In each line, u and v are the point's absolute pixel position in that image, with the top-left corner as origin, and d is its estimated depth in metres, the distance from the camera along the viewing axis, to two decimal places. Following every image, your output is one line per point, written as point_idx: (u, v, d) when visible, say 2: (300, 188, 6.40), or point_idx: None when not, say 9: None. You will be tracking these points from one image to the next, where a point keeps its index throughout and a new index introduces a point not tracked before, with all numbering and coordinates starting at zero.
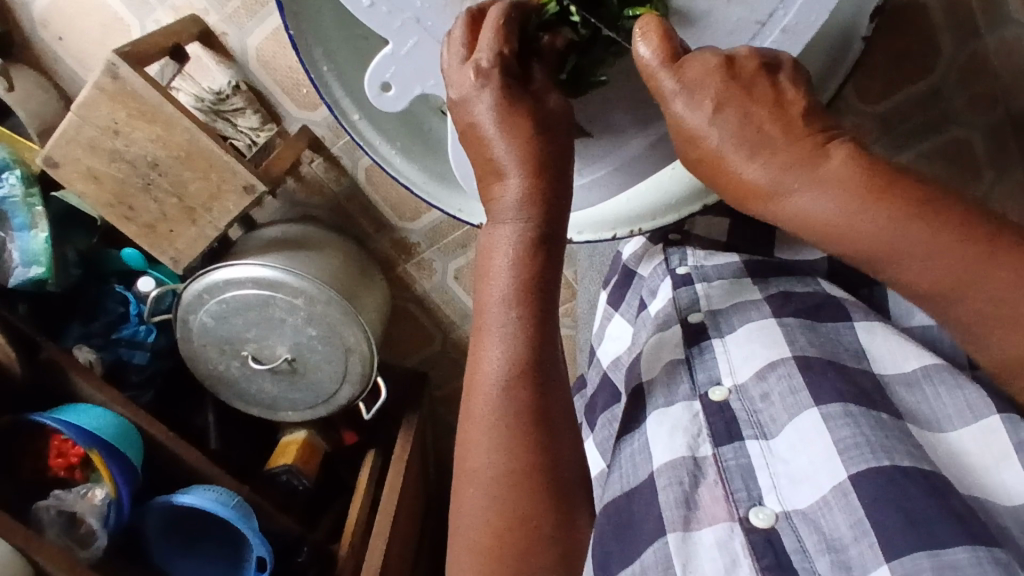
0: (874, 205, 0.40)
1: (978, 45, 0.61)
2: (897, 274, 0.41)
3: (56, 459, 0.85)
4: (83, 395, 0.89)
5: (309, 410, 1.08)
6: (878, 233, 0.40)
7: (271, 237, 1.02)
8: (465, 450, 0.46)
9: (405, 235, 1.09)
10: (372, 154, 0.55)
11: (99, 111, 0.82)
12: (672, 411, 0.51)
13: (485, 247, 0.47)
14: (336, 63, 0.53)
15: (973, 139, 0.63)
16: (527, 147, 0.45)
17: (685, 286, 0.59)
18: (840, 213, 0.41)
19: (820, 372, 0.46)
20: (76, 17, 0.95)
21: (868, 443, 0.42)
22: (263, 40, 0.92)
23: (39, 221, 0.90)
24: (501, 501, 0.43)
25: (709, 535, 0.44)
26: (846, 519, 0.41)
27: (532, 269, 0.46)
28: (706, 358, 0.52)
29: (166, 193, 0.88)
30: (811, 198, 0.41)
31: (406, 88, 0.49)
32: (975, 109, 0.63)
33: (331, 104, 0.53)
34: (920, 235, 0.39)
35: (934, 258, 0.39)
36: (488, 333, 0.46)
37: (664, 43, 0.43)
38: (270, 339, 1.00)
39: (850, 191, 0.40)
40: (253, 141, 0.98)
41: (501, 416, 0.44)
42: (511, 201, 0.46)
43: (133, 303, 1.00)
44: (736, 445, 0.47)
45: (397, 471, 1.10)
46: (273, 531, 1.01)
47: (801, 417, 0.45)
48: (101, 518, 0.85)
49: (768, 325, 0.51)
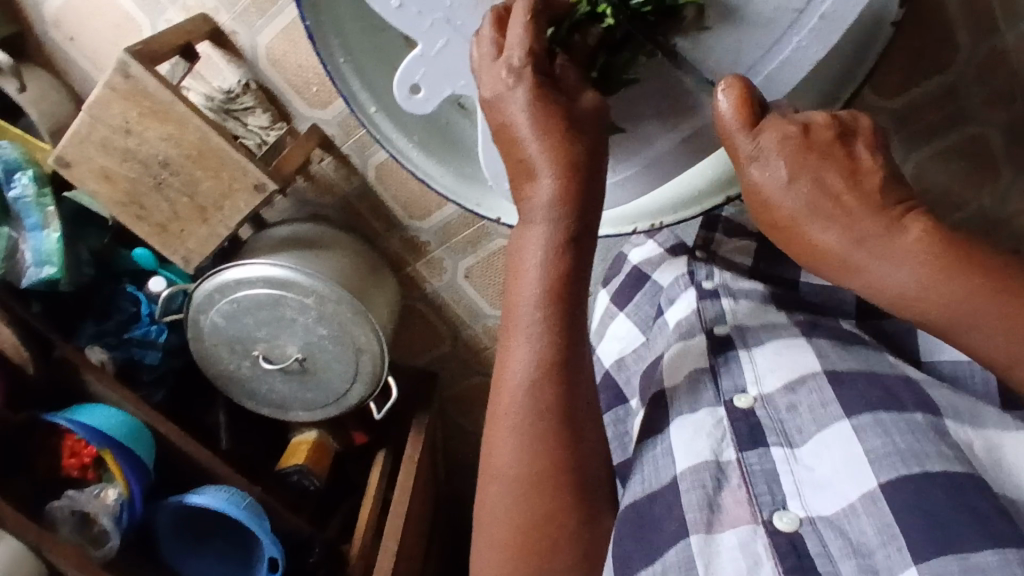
0: (907, 247, 0.42)
1: (1000, 40, 0.61)
2: (926, 318, 0.42)
3: (69, 459, 0.86)
4: (96, 394, 0.89)
5: (320, 409, 1.08)
6: (901, 275, 0.42)
7: (283, 237, 1.01)
8: (490, 447, 0.47)
9: (415, 233, 1.09)
10: (390, 148, 0.56)
11: (112, 110, 0.82)
12: (696, 416, 0.51)
13: (516, 247, 0.47)
14: (354, 55, 0.52)
15: (990, 137, 0.65)
16: (558, 145, 0.44)
17: (710, 299, 0.60)
18: (867, 253, 0.43)
19: (852, 388, 0.47)
20: (88, 17, 0.95)
21: (901, 453, 0.43)
22: (273, 38, 0.91)
23: (51, 220, 0.89)
24: (525, 496, 0.45)
25: (731, 538, 0.44)
26: (873, 523, 0.41)
27: (560, 272, 0.45)
28: (732, 366, 0.53)
29: (178, 192, 0.88)
30: (843, 235, 0.44)
31: (435, 89, 0.49)
32: (993, 107, 0.64)
33: (350, 99, 0.53)
34: (950, 281, 0.41)
35: (963, 305, 0.41)
36: (516, 333, 0.46)
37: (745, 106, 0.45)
38: (282, 338, 1.00)
39: (927, 260, 0.42)
40: (263, 139, 0.99)
41: (527, 416, 0.45)
42: (544, 200, 0.45)
43: (144, 303, 1.00)
44: (761, 451, 0.48)
45: (408, 472, 1.10)
46: (285, 529, 1.00)
47: (830, 429, 0.46)
48: (114, 517, 0.86)
49: (797, 343, 0.52)
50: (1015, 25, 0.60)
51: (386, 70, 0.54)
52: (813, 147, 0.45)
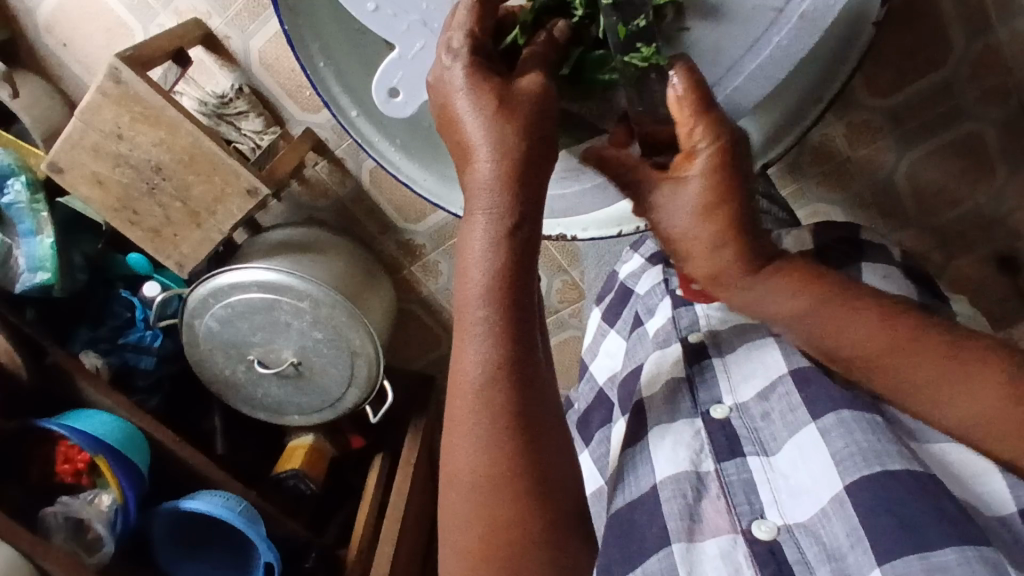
0: (812, 290, 0.45)
1: (994, 35, 0.69)
2: (842, 349, 0.44)
3: (63, 466, 0.85)
4: (89, 400, 0.89)
5: (315, 413, 1.08)
6: (812, 311, 0.45)
7: (277, 241, 1.01)
8: (446, 453, 0.43)
9: (409, 237, 1.09)
10: (372, 151, 0.54)
11: (104, 115, 0.82)
12: (674, 427, 0.51)
13: (460, 241, 0.43)
14: (333, 59, 0.52)
15: (985, 133, 0.75)
16: (500, 127, 0.42)
17: (685, 307, 0.59)
18: (778, 292, 0.46)
19: (819, 386, 0.47)
20: (81, 23, 0.95)
21: (862, 451, 0.42)
22: (265, 43, 0.92)
23: (45, 227, 0.90)
24: (487, 505, 0.41)
25: (712, 547, 0.44)
26: (843, 527, 0.41)
27: (506, 261, 0.42)
28: (708, 378, 0.53)
29: (171, 197, 0.88)
30: (757, 275, 0.46)
31: (413, 92, 0.49)
32: (988, 105, 0.73)
33: (329, 101, 0.52)
34: (860, 321, 0.44)
35: (867, 337, 0.43)
36: (465, 332, 0.42)
37: (692, 111, 0.44)
38: (276, 342, 1.00)
39: (865, 340, 0.43)
40: (257, 144, 0.97)
41: (481, 417, 0.41)
42: (484, 188, 0.42)
43: (138, 308, 1.00)
44: (738, 461, 0.47)
45: (404, 475, 1.09)
46: (280, 535, 1.00)
47: (799, 433, 0.46)
48: (108, 524, 0.86)
49: (765, 343, 0.52)
50: (1006, 23, 0.67)
51: (366, 72, 0.53)
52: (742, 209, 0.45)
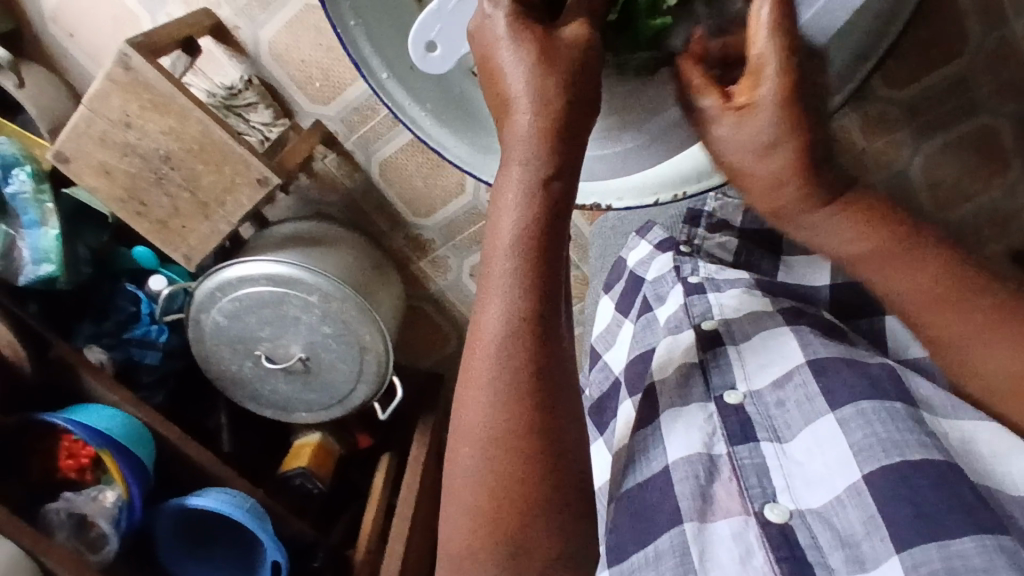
0: (876, 229, 0.49)
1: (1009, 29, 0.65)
2: (901, 287, 0.48)
3: (66, 461, 0.84)
4: (94, 394, 0.87)
5: (323, 411, 1.06)
6: (877, 246, 0.49)
7: (286, 235, 1.00)
8: (460, 406, 0.42)
9: (419, 231, 1.07)
10: (404, 118, 0.49)
11: (111, 103, 0.81)
12: (687, 411, 0.52)
13: (494, 194, 0.42)
14: (364, 18, 0.47)
15: (1001, 127, 0.69)
16: (541, 79, 0.40)
17: (698, 295, 0.59)
18: (848, 228, 0.49)
19: (835, 377, 0.48)
20: (88, 13, 0.94)
21: (882, 442, 0.44)
22: (278, 31, 0.90)
23: (49, 217, 0.88)
24: (497, 462, 0.40)
25: (725, 528, 0.46)
26: (859, 516, 0.43)
27: (539, 218, 0.41)
28: (722, 363, 0.54)
29: (180, 187, 0.86)
30: (821, 217, 0.49)
31: (453, 48, 0.45)
32: (1004, 99, 0.68)
33: (360, 64, 0.47)
34: (922, 269, 0.47)
35: (930, 281, 0.47)
36: (490, 286, 0.42)
37: (782, 95, 0.43)
38: (285, 338, 0.98)
39: (911, 284, 0.48)
40: (266, 136, 0.98)
41: (500, 373, 0.41)
42: (523, 140, 0.41)
43: (144, 302, 0.98)
44: (751, 446, 0.49)
45: (413, 474, 1.08)
46: (288, 535, 0.98)
47: (816, 424, 0.47)
48: (112, 521, 0.83)
49: (780, 334, 0.53)
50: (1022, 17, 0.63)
51: (395, 31, 0.48)
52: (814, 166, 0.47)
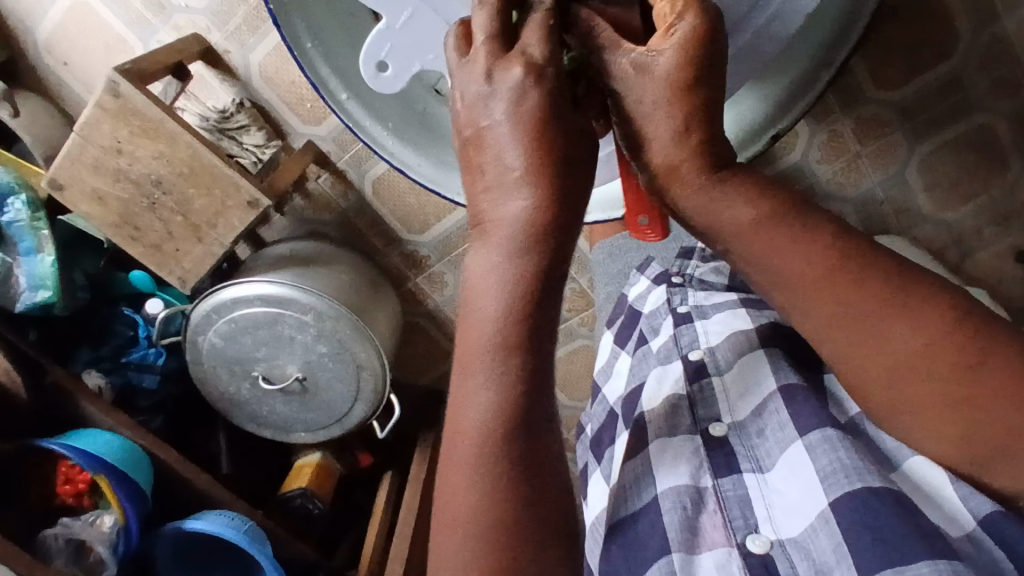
0: (836, 274, 0.41)
1: (1000, 26, 0.65)
2: (873, 347, 0.41)
3: (64, 486, 0.83)
4: (92, 420, 0.87)
5: (322, 430, 1.06)
6: (836, 300, 0.41)
7: (282, 254, 1.00)
8: (446, 477, 0.41)
9: (414, 248, 1.07)
10: (363, 135, 0.55)
11: (103, 130, 0.82)
12: (674, 441, 0.52)
13: (472, 270, 0.43)
14: (321, 39, 0.52)
15: (998, 125, 0.70)
16: (536, 138, 0.41)
17: (685, 324, 0.59)
18: (804, 271, 0.42)
19: (804, 402, 0.47)
20: (81, 42, 0.95)
21: (845, 468, 0.43)
22: (266, 55, 0.91)
23: (45, 245, 0.88)
24: (491, 532, 0.39)
25: (709, 559, 0.46)
26: (830, 543, 0.42)
27: (527, 287, 0.41)
28: (706, 395, 0.53)
29: (172, 212, 0.87)
30: (729, 204, 0.44)
31: (403, 66, 0.49)
32: (999, 96, 0.69)
33: (318, 84, 0.53)
34: (894, 326, 0.40)
35: (902, 338, 0.40)
36: (474, 354, 0.42)
37: (687, 58, 0.42)
38: (281, 358, 0.98)
39: (809, 262, 0.42)
40: (259, 158, 0.97)
41: (490, 442, 0.40)
42: (509, 218, 0.41)
43: (141, 326, 0.99)
44: (735, 477, 0.48)
45: (413, 492, 1.07)
46: (288, 557, 0.98)
47: (789, 451, 0.47)
48: (109, 545, 0.83)
49: (757, 358, 0.52)
50: (1013, 13, 0.64)
51: (353, 53, 0.53)
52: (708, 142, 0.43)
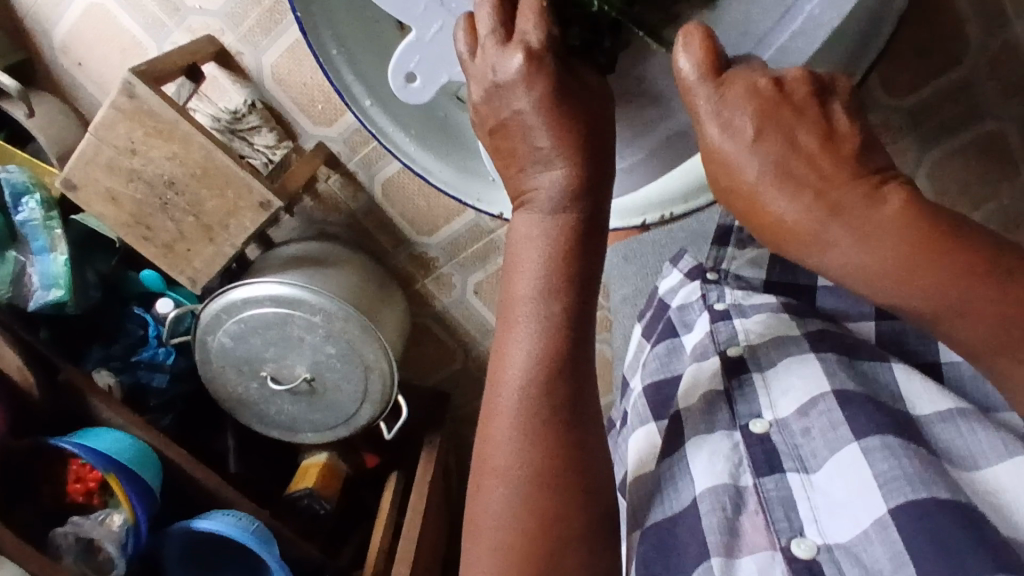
0: (918, 257, 0.36)
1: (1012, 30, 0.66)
2: (958, 331, 0.37)
3: (76, 484, 0.84)
4: (102, 418, 0.88)
5: (329, 431, 1.06)
6: (924, 289, 0.36)
7: (291, 255, 1.00)
8: (485, 442, 0.43)
9: (423, 250, 1.08)
10: (387, 141, 0.56)
11: (116, 131, 0.82)
12: (711, 438, 0.49)
13: (513, 240, 0.45)
14: (347, 47, 0.52)
15: (1008, 132, 0.70)
16: (567, 128, 0.42)
17: (723, 322, 0.56)
18: (880, 261, 0.37)
19: (861, 405, 0.44)
20: (96, 43, 0.96)
21: (909, 478, 0.40)
22: (278, 57, 0.91)
23: (58, 243, 0.89)
24: (531, 498, 0.40)
25: (750, 564, 0.43)
26: (885, 552, 0.39)
27: (566, 263, 0.43)
28: (746, 391, 0.50)
29: (184, 212, 0.87)
30: (790, 199, 0.39)
31: (431, 77, 0.49)
32: (1011, 101, 0.68)
33: (343, 91, 0.54)
34: (981, 304, 0.36)
35: (991, 318, 0.35)
36: (517, 323, 0.43)
37: (708, 61, 0.41)
38: (290, 358, 0.99)
39: (908, 238, 0.37)
40: (270, 158, 0.98)
41: (529, 412, 0.41)
42: (550, 190, 0.43)
43: (152, 325, 0.99)
44: (778, 477, 0.46)
45: (420, 493, 1.07)
46: (295, 557, 0.98)
47: (842, 451, 0.44)
48: (119, 544, 0.84)
49: (807, 360, 0.49)
50: None
51: (377, 60, 0.54)
52: (794, 106, 0.40)
